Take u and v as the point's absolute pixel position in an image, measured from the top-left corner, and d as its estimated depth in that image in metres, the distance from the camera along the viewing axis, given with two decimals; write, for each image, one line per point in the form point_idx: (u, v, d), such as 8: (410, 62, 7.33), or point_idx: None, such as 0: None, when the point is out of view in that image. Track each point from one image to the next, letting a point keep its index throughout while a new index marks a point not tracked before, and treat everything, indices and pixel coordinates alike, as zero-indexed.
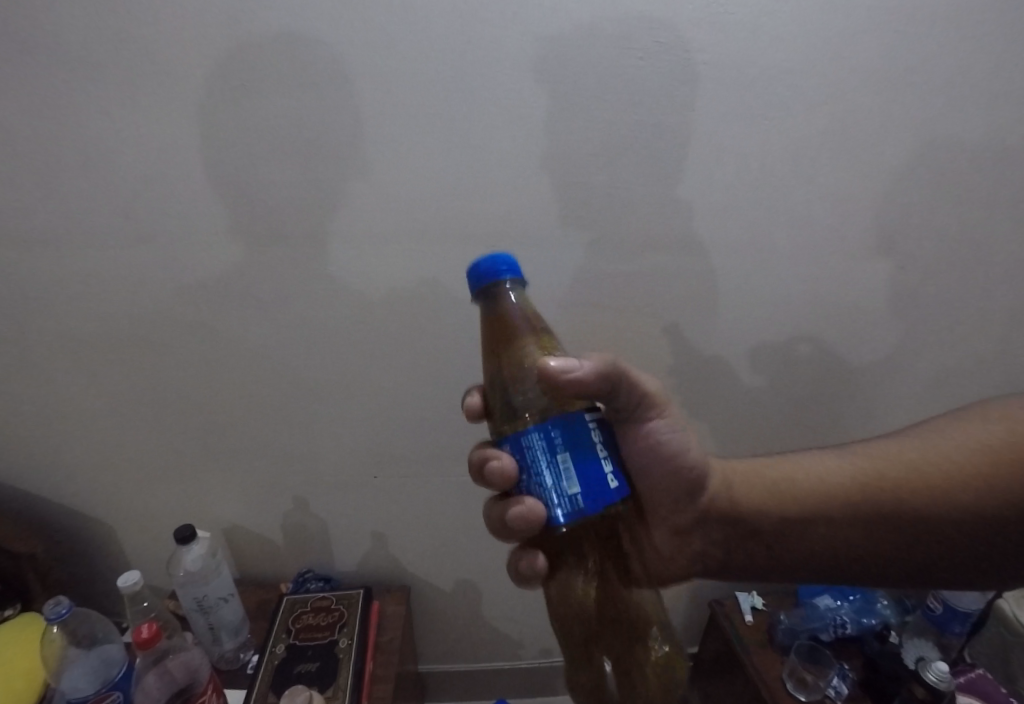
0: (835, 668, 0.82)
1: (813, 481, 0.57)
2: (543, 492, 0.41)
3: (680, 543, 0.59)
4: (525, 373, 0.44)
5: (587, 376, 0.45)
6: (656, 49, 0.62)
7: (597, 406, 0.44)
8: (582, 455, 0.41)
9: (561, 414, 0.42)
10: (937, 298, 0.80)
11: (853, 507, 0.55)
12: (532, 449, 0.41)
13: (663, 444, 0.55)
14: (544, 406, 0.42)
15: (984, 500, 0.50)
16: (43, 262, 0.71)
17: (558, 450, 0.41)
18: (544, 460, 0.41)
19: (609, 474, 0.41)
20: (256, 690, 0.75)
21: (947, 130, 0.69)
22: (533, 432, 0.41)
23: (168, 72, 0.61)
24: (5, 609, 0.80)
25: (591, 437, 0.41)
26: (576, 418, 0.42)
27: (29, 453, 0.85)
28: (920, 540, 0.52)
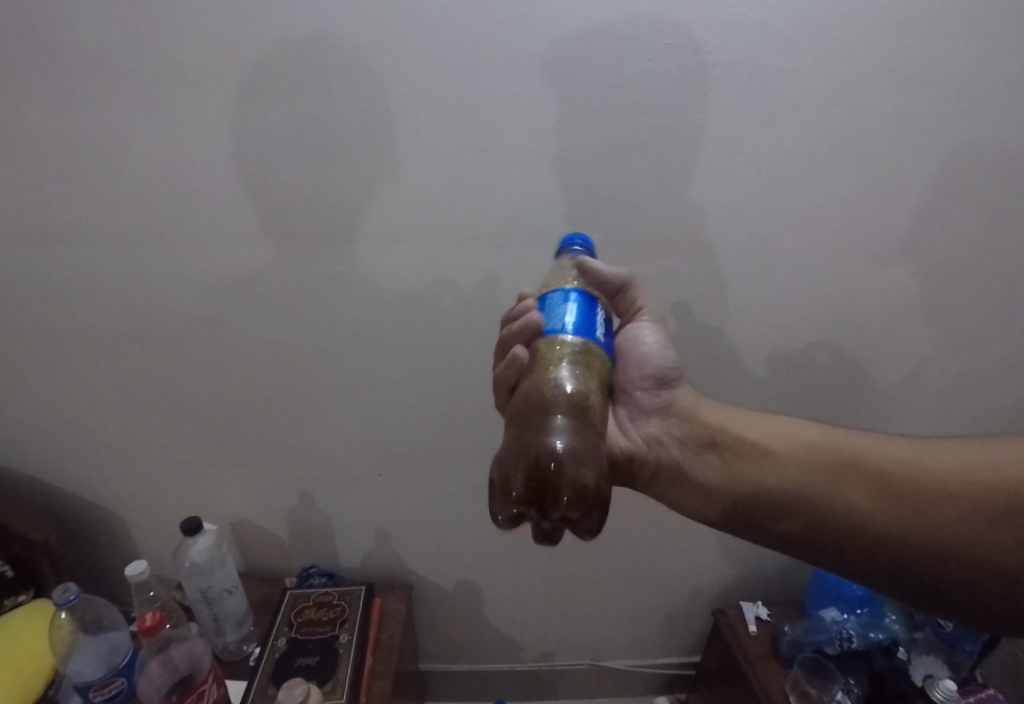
0: (839, 682, 0.80)
1: (815, 463, 0.52)
2: (548, 326, 0.48)
3: (645, 454, 0.57)
4: (544, 292, 0.52)
5: (597, 304, 0.51)
6: (666, 51, 0.62)
7: (598, 325, 0.50)
8: (588, 310, 0.49)
9: (561, 319, 0.48)
10: (954, 306, 0.79)
11: (842, 484, 0.50)
12: (548, 302, 0.50)
13: (642, 347, 0.59)
14: (549, 312, 0.49)
15: (991, 520, 0.44)
16: (61, 256, 0.73)
17: (569, 299, 0.49)
18: (557, 306, 0.49)
19: (601, 336, 0.50)
20: (257, 682, 0.76)
21: (966, 135, 0.67)
22: (556, 289, 0.51)
23: (182, 72, 0.63)
24: (19, 594, 0.82)
25: (595, 307, 0.50)
26: (594, 300, 0.51)
27: (46, 442, 0.87)
28: (919, 554, 0.46)
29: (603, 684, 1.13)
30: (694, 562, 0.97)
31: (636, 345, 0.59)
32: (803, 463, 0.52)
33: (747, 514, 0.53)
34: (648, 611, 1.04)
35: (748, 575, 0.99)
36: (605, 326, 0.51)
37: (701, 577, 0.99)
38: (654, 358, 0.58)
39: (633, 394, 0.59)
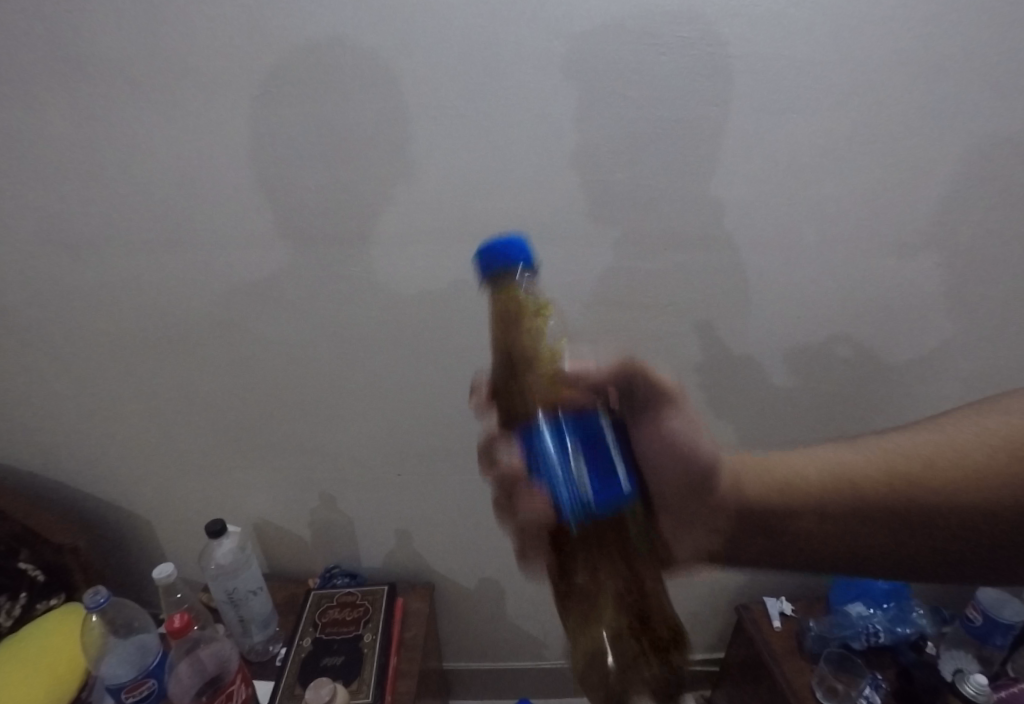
0: (867, 678, 0.80)
1: (816, 463, 0.52)
2: (562, 488, 0.39)
3: None
4: (531, 429, 0.41)
5: (599, 425, 0.42)
6: (680, 44, 0.61)
7: (615, 465, 0.41)
8: (593, 450, 0.41)
9: (577, 490, 0.39)
10: (978, 294, 0.77)
11: (858, 492, 0.49)
12: (546, 460, 0.40)
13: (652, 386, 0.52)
14: (553, 472, 0.40)
15: (987, 492, 0.44)
16: (84, 266, 0.74)
17: (570, 447, 0.40)
18: (556, 467, 0.40)
19: (623, 478, 0.41)
20: (284, 682, 0.77)
21: (990, 120, 0.65)
22: (544, 429, 0.41)
23: (198, 80, 0.63)
24: (51, 598, 0.84)
25: (604, 442, 0.41)
26: (589, 415, 0.43)
27: (72, 448, 0.89)
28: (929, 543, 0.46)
29: None
30: None
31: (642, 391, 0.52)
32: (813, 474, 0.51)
33: (777, 541, 0.52)
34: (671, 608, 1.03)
35: (772, 569, 0.99)
36: (616, 449, 0.42)
37: (723, 573, 0.99)
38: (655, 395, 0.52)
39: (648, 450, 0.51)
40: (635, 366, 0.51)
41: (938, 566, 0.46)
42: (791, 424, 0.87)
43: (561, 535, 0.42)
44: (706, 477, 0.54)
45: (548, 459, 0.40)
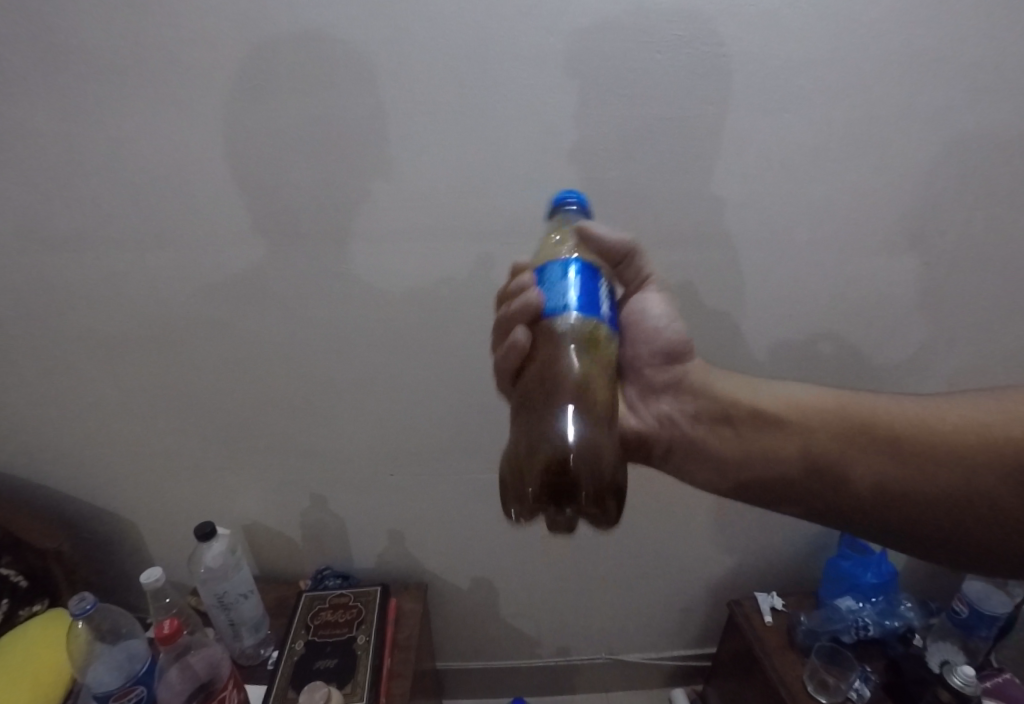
0: (857, 671, 0.81)
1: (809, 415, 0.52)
2: (549, 305, 0.43)
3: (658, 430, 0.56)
4: (541, 265, 0.46)
5: (597, 275, 0.45)
6: (675, 42, 0.61)
7: (602, 304, 0.44)
8: (592, 286, 0.44)
9: (562, 300, 0.43)
10: (964, 294, 0.78)
11: (846, 448, 0.50)
12: (546, 282, 0.44)
13: (654, 318, 0.57)
14: (549, 289, 0.44)
15: (986, 466, 0.45)
16: (66, 264, 0.72)
17: (570, 278, 0.44)
18: (556, 281, 0.44)
19: (604, 310, 0.44)
20: (276, 686, 0.76)
21: (977, 121, 0.66)
22: (555, 262, 0.45)
23: (186, 75, 0.62)
24: (35, 604, 0.82)
25: (596, 281, 0.45)
26: (597, 271, 0.46)
27: (54, 452, 0.87)
28: (921, 514, 0.47)
29: (619, 677, 1.13)
30: (708, 554, 0.97)
31: (642, 317, 0.57)
32: (808, 417, 0.52)
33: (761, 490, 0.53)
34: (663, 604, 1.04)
35: (763, 565, 1.00)
36: (609, 305, 0.46)
37: (714, 569, 1.00)
38: (657, 331, 0.56)
39: (641, 375, 0.57)
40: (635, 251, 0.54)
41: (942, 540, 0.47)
42: None
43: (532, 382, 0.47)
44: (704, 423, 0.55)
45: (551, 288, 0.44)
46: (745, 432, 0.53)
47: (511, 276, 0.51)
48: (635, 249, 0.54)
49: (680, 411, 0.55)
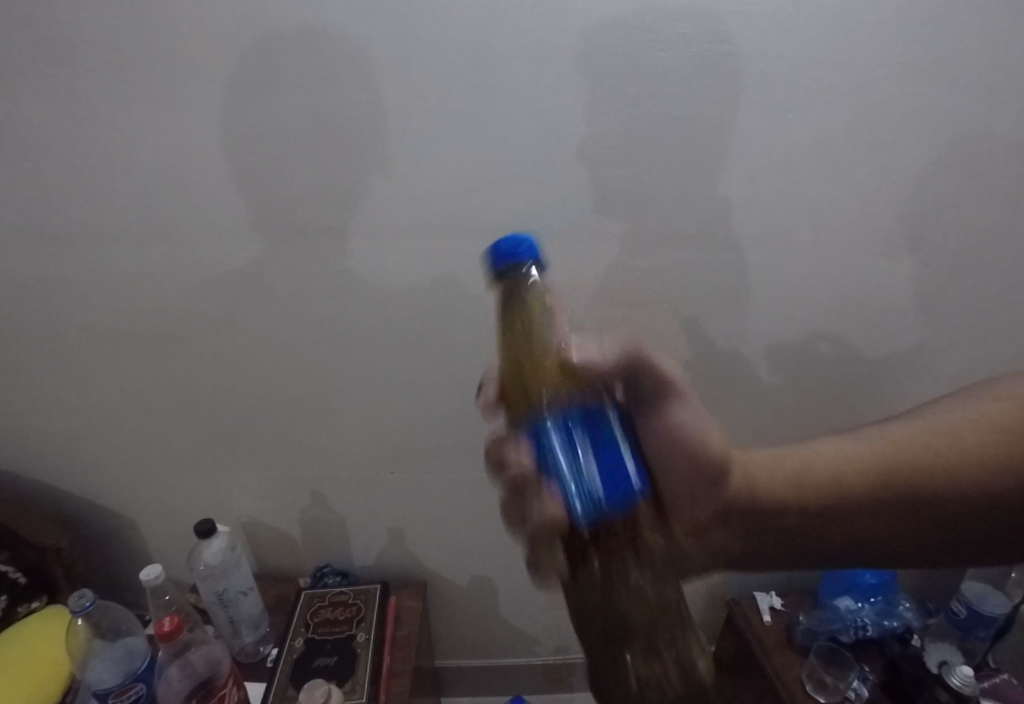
0: (855, 671, 0.81)
1: (816, 467, 0.56)
2: (567, 484, 0.41)
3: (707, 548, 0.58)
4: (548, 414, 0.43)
5: (611, 422, 0.44)
6: (679, 40, 0.61)
7: (628, 461, 0.43)
8: (612, 463, 0.42)
9: (585, 482, 0.41)
10: (966, 295, 0.78)
11: (851, 484, 0.54)
12: (555, 454, 0.42)
13: (687, 433, 0.55)
14: (562, 461, 0.42)
15: (988, 483, 0.49)
16: (66, 260, 0.72)
17: (579, 451, 0.42)
18: (569, 459, 0.41)
19: (633, 474, 0.43)
20: (276, 684, 0.76)
21: (980, 121, 0.66)
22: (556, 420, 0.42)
23: (186, 70, 0.61)
24: (32, 602, 0.82)
25: (616, 438, 0.43)
26: (598, 411, 0.44)
27: (52, 448, 0.86)
28: (930, 534, 0.51)
29: None
30: None
31: (675, 434, 0.55)
32: (827, 469, 0.56)
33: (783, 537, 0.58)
34: None
35: (761, 565, 1.00)
36: (632, 459, 0.44)
37: (713, 569, 1.00)
38: (687, 433, 0.55)
39: (690, 496, 0.57)
40: (642, 349, 0.51)
41: (950, 555, 0.51)
42: (783, 421, 0.88)
43: (576, 540, 0.44)
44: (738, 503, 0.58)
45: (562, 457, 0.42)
46: (790, 506, 0.57)
47: (502, 395, 0.45)
48: (641, 353, 0.51)
49: (716, 517, 0.59)
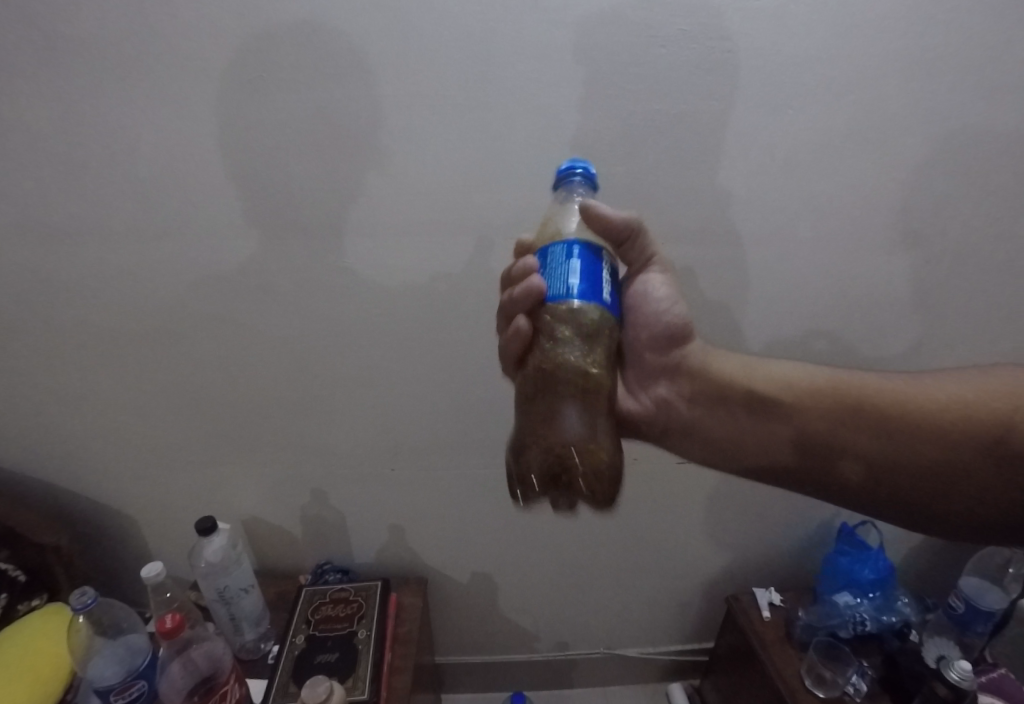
0: (854, 666, 0.82)
1: (793, 390, 0.54)
2: (551, 290, 0.43)
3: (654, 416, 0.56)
4: (546, 245, 0.45)
5: (604, 258, 0.45)
6: (680, 37, 0.61)
7: (606, 286, 0.43)
8: (591, 264, 0.43)
9: (566, 279, 0.42)
10: (963, 293, 0.79)
11: (824, 414, 0.52)
12: (549, 262, 0.44)
13: (655, 303, 0.54)
14: (553, 268, 0.43)
15: (970, 434, 0.48)
16: (64, 258, 0.72)
17: (573, 259, 0.43)
18: (559, 265, 0.43)
19: (607, 294, 0.43)
20: (278, 680, 0.76)
21: (980, 119, 0.67)
22: (556, 241, 0.44)
23: (185, 66, 0.61)
24: (33, 598, 0.82)
25: (600, 264, 0.44)
26: (594, 247, 0.45)
27: (51, 446, 0.86)
28: (908, 487, 0.49)
29: (617, 671, 1.14)
30: (706, 550, 0.98)
31: (646, 300, 0.54)
32: (801, 396, 0.54)
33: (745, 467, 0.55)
34: (661, 600, 1.05)
35: (760, 561, 1.01)
36: (612, 284, 0.44)
37: (712, 566, 1.00)
38: (663, 311, 0.54)
39: (639, 356, 0.55)
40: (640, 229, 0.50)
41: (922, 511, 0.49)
42: None
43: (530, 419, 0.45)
44: (701, 404, 0.55)
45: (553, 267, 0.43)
46: (756, 422, 0.54)
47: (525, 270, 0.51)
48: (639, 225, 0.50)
49: (677, 393, 0.56)
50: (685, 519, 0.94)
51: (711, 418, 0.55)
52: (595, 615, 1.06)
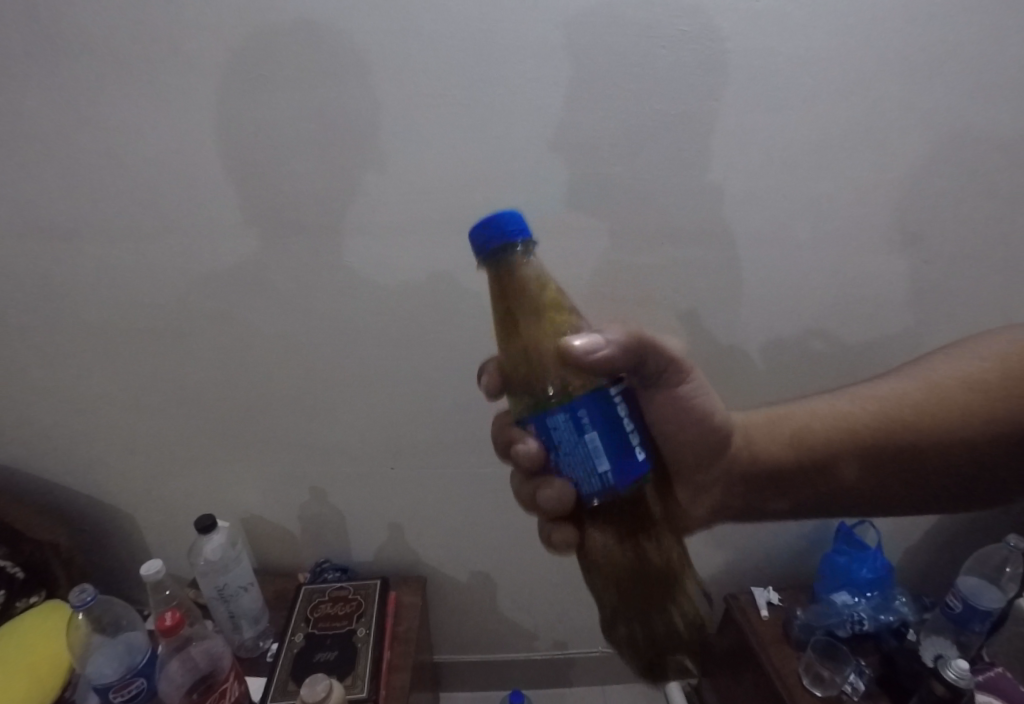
0: (852, 665, 0.83)
1: (822, 436, 0.57)
2: (574, 473, 0.39)
3: (705, 505, 0.60)
4: (542, 411, 0.40)
5: (618, 402, 0.40)
6: (679, 38, 0.61)
7: (636, 446, 0.40)
8: (611, 434, 0.39)
9: (591, 458, 0.38)
10: (960, 293, 0.79)
11: (855, 443, 0.56)
12: (558, 440, 0.39)
13: (683, 399, 0.54)
14: (568, 443, 0.39)
15: (985, 429, 0.52)
16: (63, 255, 0.72)
17: (586, 425, 0.38)
18: (575, 446, 0.39)
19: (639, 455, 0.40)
20: (277, 678, 0.76)
21: (978, 119, 0.67)
22: (557, 412, 0.38)
23: (186, 65, 0.61)
24: (31, 596, 0.81)
25: (619, 417, 0.39)
26: (604, 393, 0.39)
27: (50, 444, 0.86)
28: (930, 485, 0.55)
29: (615, 671, 1.14)
30: (704, 550, 0.98)
31: (673, 400, 0.54)
32: (825, 438, 0.57)
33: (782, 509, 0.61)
34: None
35: (759, 561, 1.01)
36: (638, 434, 0.40)
37: (710, 565, 1.00)
38: (693, 405, 0.55)
39: (686, 463, 0.57)
40: (643, 338, 0.46)
41: (942, 501, 0.55)
42: None
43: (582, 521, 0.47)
44: (742, 483, 0.59)
45: (567, 439, 0.39)
46: (783, 474, 0.59)
47: (502, 373, 0.43)
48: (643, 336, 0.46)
49: (714, 476, 0.59)
50: None
51: (750, 479, 0.59)
52: (593, 614, 1.07)
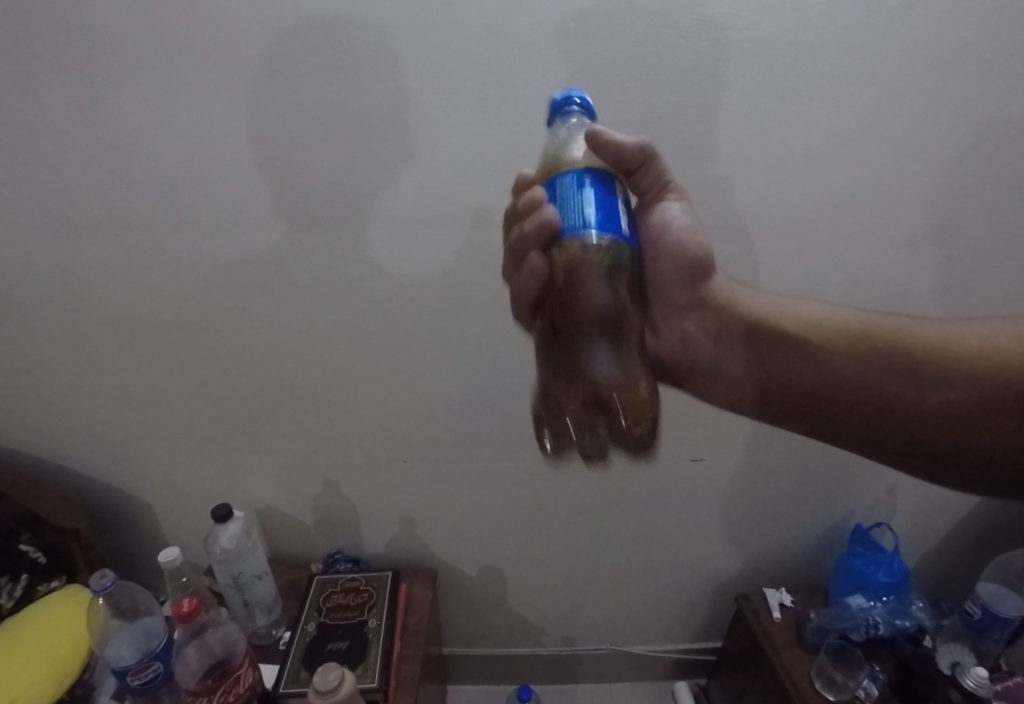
0: (865, 670, 0.82)
1: (828, 329, 0.52)
2: (566, 220, 0.38)
3: (680, 354, 0.54)
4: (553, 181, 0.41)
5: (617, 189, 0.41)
6: (696, 28, 0.60)
7: (621, 215, 0.40)
8: (612, 211, 0.39)
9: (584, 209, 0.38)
10: (988, 290, 0.77)
11: (846, 363, 0.50)
12: (561, 195, 0.39)
13: (677, 229, 0.50)
14: (567, 199, 0.39)
15: (986, 375, 0.46)
16: (83, 248, 0.73)
17: (591, 193, 0.39)
18: (571, 196, 0.39)
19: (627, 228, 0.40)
20: (289, 666, 0.78)
21: (1009, 109, 0.65)
22: (566, 171, 0.40)
23: (201, 57, 0.61)
24: (52, 580, 0.84)
25: (614, 196, 0.40)
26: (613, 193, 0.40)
27: (70, 432, 0.88)
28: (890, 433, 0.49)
29: (623, 667, 1.14)
30: (716, 549, 0.98)
31: (665, 228, 0.50)
32: (834, 340, 0.51)
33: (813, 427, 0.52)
34: (669, 597, 1.04)
35: (771, 562, 1.00)
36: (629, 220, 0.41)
37: (722, 565, 1.00)
38: (684, 236, 0.50)
39: (661, 288, 0.53)
40: (651, 155, 0.46)
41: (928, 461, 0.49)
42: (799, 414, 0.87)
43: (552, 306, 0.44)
44: (727, 342, 0.53)
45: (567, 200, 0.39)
46: (764, 354, 0.53)
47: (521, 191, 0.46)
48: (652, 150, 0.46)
49: (702, 329, 0.53)
50: (695, 516, 0.93)
51: (758, 338, 0.53)
52: (602, 611, 1.07)
